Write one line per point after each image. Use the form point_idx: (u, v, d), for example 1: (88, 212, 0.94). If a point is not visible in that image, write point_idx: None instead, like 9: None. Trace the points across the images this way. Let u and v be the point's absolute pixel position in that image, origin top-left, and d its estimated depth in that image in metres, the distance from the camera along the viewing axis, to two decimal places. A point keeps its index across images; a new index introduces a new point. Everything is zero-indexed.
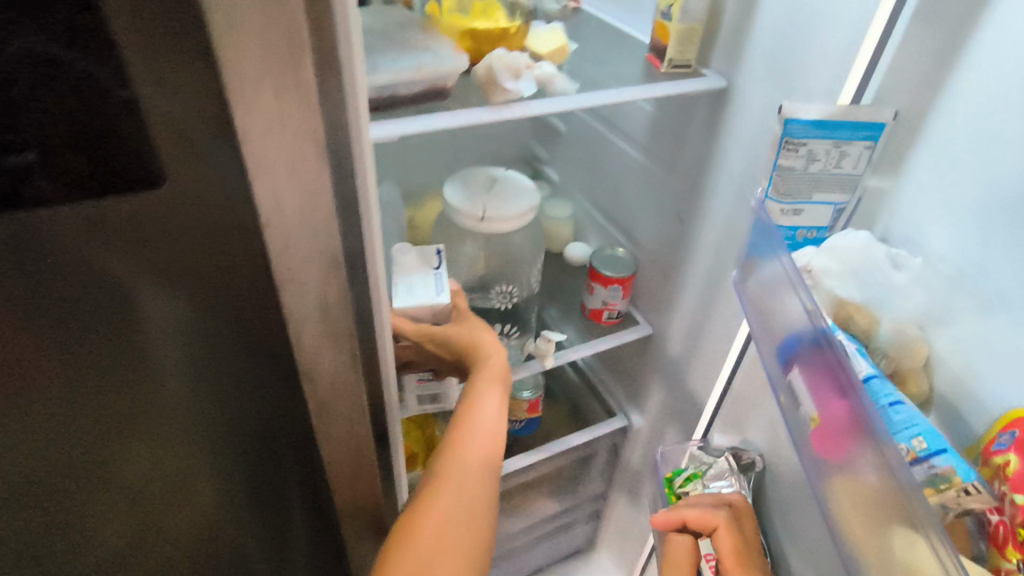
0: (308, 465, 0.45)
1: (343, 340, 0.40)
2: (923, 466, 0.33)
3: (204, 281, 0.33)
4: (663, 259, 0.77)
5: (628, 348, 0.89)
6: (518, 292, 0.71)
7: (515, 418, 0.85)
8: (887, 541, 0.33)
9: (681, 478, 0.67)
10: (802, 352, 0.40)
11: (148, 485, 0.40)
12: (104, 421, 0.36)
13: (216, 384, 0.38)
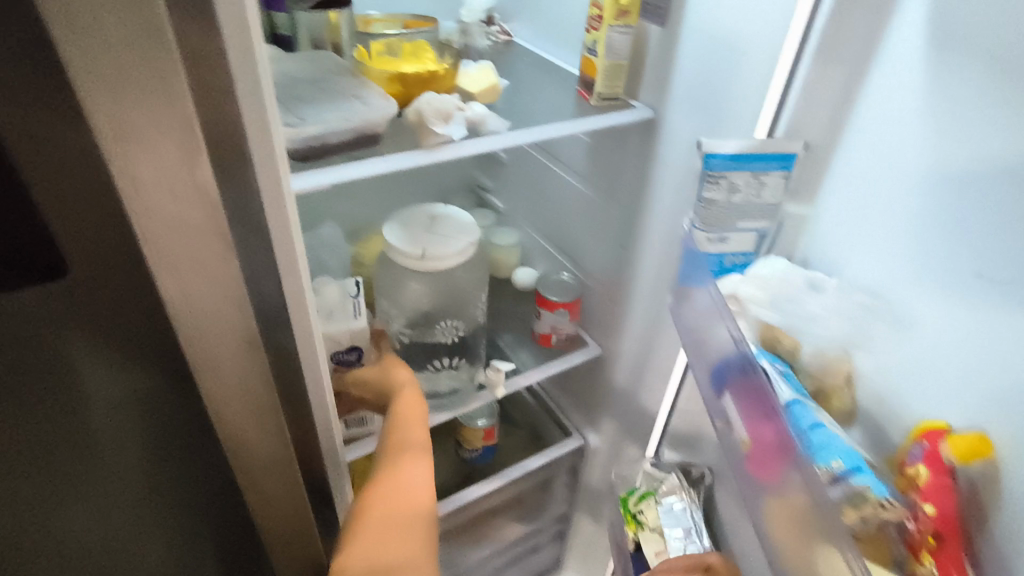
0: (246, 534, 0.43)
1: (268, 402, 0.38)
2: (841, 484, 0.34)
3: (117, 363, 0.32)
4: (608, 283, 0.79)
5: (581, 370, 0.90)
6: (463, 326, 0.71)
7: (471, 448, 0.85)
8: (813, 560, 0.34)
9: (635, 496, 0.68)
10: (733, 378, 0.42)
11: (96, 562, 0.38)
12: (45, 504, 0.33)
13: (141, 466, 0.36)
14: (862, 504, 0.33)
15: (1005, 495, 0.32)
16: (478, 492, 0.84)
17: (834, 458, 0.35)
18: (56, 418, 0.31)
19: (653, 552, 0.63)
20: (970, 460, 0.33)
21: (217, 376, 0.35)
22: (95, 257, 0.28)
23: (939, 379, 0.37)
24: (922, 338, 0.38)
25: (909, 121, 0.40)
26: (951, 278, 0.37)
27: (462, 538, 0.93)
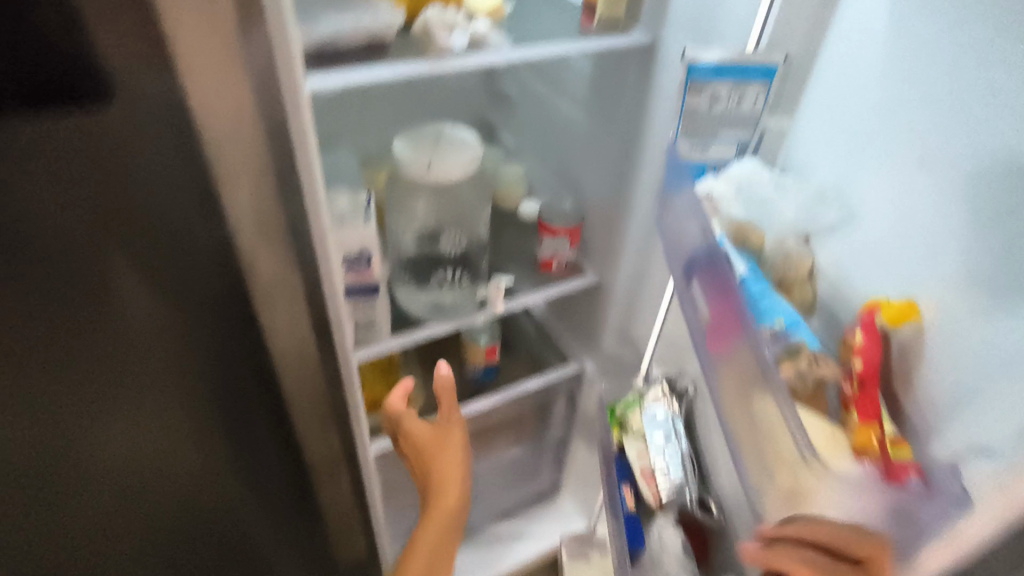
0: (264, 400, 0.56)
1: (271, 278, 0.49)
2: (780, 339, 0.39)
3: (150, 262, 0.43)
4: (607, 211, 0.83)
5: (580, 299, 0.95)
6: (466, 239, 0.77)
7: (474, 365, 0.91)
8: (752, 410, 0.38)
9: (622, 406, 0.74)
10: (698, 263, 0.46)
11: (129, 398, 0.49)
12: (86, 344, 0.44)
13: (169, 347, 0.48)
14: (798, 357, 0.38)
15: (928, 356, 0.36)
16: (478, 407, 0.91)
17: (778, 318, 0.40)
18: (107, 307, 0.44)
19: (634, 453, 0.69)
20: (899, 325, 0.37)
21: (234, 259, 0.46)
22: (134, 177, 0.40)
23: (887, 263, 0.41)
24: (874, 226, 0.42)
25: (876, 25, 0.42)
26: (903, 167, 0.40)
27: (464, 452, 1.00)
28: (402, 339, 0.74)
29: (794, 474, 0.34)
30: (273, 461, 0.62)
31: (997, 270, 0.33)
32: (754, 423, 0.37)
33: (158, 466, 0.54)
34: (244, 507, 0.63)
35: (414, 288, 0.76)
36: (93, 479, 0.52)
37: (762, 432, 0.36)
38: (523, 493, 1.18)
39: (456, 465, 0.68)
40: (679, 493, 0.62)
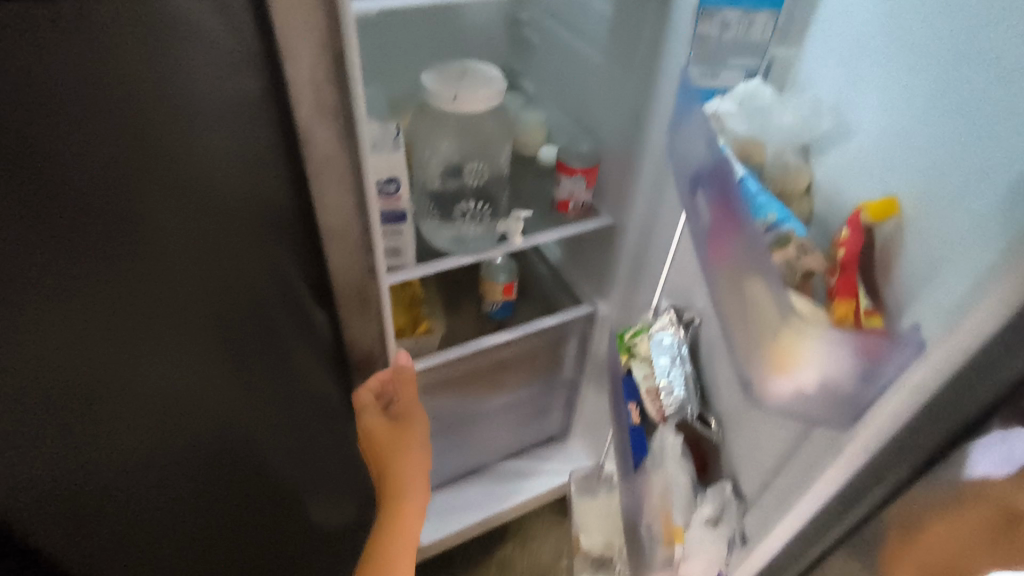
0: (291, 340, 0.56)
1: (283, 201, 0.49)
2: (772, 230, 0.43)
3: (169, 216, 0.42)
4: (622, 154, 0.86)
5: (595, 242, 0.99)
6: (487, 170, 0.81)
7: (492, 302, 0.96)
8: (742, 292, 0.43)
9: (631, 332, 0.78)
10: (702, 173, 0.50)
11: (169, 351, 0.47)
12: (124, 297, 0.42)
13: (205, 284, 0.46)
14: (788, 246, 0.42)
15: (904, 248, 0.40)
16: (494, 341, 0.96)
17: (770, 212, 0.44)
18: (137, 279, 0.42)
19: (641, 376, 0.73)
20: (883, 219, 0.41)
21: (252, 187, 0.46)
22: (150, 129, 0.38)
23: (881, 173, 0.44)
24: (868, 137, 0.45)
25: None
26: (891, 77, 0.43)
27: (481, 388, 1.06)
28: (426, 267, 0.78)
29: (776, 335, 0.39)
30: (308, 401, 0.63)
31: (971, 161, 0.36)
32: (743, 302, 0.43)
33: (202, 424, 0.53)
34: (284, 457, 0.64)
35: (438, 222, 0.81)
36: (138, 448, 0.50)
37: (749, 308, 0.41)
38: (532, 433, 1.25)
39: (416, 459, 0.72)
40: (682, 408, 0.67)
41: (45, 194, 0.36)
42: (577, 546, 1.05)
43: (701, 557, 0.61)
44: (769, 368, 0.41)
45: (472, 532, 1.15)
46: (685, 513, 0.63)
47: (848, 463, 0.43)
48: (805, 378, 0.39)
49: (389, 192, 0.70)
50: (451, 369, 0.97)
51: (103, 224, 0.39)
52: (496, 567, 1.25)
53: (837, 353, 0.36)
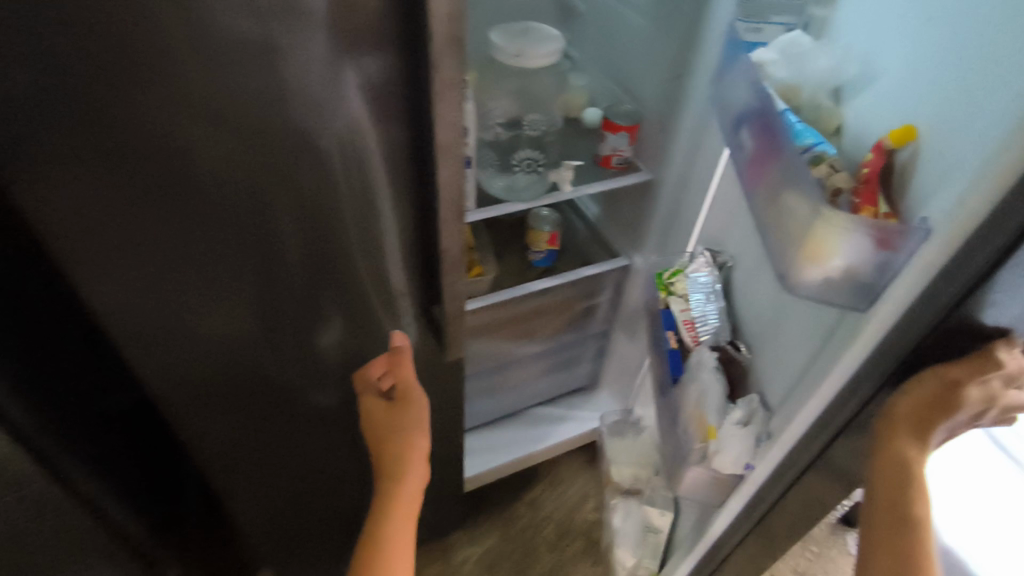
0: (321, 265, 0.64)
1: (311, 157, 0.54)
2: (810, 151, 0.53)
3: (201, 163, 0.51)
4: (663, 113, 0.93)
5: (632, 199, 1.07)
6: (544, 121, 0.89)
7: (537, 250, 1.06)
8: (784, 204, 0.53)
9: (669, 273, 0.86)
10: (746, 110, 0.59)
11: (204, 265, 0.59)
12: (168, 223, 0.54)
13: (233, 219, 0.56)
14: (821, 165, 0.53)
15: (920, 164, 0.47)
16: (539, 285, 1.05)
17: (808, 137, 0.53)
18: (181, 212, 0.54)
19: (678, 310, 0.82)
20: (902, 143, 0.49)
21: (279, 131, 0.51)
22: (182, 93, 0.46)
23: (900, 108, 0.51)
24: (893, 78, 0.52)
25: None
26: (914, 22, 0.50)
27: (522, 334, 1.15)
28: (488, 212, 0.86)
29: (809, 230, 0.50)
30: (338, 318, 0.71)
31: (979, 86, 0.43)
32: (785, 213, 0.53)
33: (229, 326, 0.66)
34: (306, 368, 0.76)
35: (494, 171, 0.90)
36: (176, 334, 0.64)
37: (791, 216, 0.52)
38: (565, 382, 1.35)
39: (405, 444, 0.78)
40: (715, 337, 0.77)
41: (100, 142, 0.47)
42: (607, 480, 1.14)
43: (731, 452, 0.69)
44: (802, 258, 0.52)
45: (509, 469, 1.25)
46: (718, 415, 0.71)
47: (864, 343, 0.52)
48: (831, 265, 0.50)
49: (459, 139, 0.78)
50: (499, 313, 1.07)
51: (152, 167, 0.50)
52: (527, 506, 1.35)
53: (858, 241, 0.47)
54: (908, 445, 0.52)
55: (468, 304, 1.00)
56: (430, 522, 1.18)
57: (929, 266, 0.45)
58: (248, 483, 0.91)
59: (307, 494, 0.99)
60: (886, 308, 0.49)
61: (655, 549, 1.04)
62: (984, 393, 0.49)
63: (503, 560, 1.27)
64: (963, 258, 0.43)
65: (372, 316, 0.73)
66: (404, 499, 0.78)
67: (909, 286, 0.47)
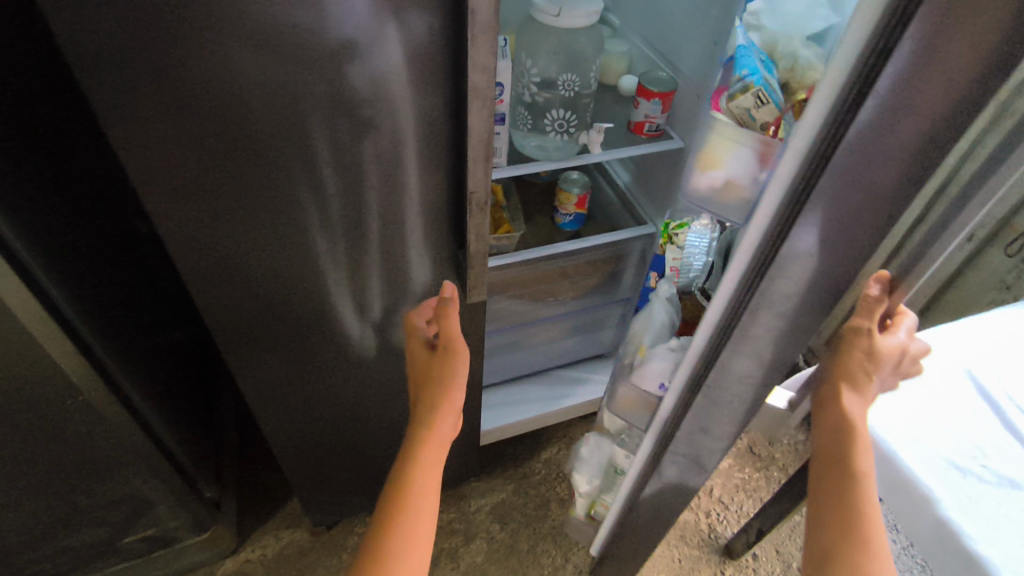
0: (346, 216, 0.70)
1: (336, 91, 0.59)
2: (741, 80, 0.58)
3: (253, 89, 0.56)
4: (699, 81, 0.94)
5: (663, 166, 1.09)
6: (580, 82, 0.90)
7: (565, 211, 1.09)
8: (708, 121, 0.63)
9: (675, 224, 0.85)
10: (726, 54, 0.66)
11: (259, 191, 0.64)
12: (223, 149, 0.60)
13: (282, 144, 0.61)
14: (748, 93, 0.58)
15: None
16: (567, 246, 1.08)
17: (745, 68, 0.58)
18: (233, 137, 0.59)
19: (670, 257, 0.85)
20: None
21: (311, 88, 0.58)
22: (221, 27, 0.52)
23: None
24: None
25: None
26: None
27: (545, 294, 1.19)
28: (517, 170, 0.90)
29: (716, 138, 0.61)
30: (361, 263, 0.78)
31: None
32: (707, 127, 0.63)
33: (276, 254, 0.72)
34: (338, 302, 0.82)
35: (527, 131, 0.94)
36: (228, 261, 0.70)
37: (710, 129, 0.62)
38: (587, 345, 1.39)
39: (443, 390, 0.75)
40: (689, 283, 0.84)
41: (160, 73, 0.53)
42: (599, 426, 1.13)
43: (656, 366, 0.77)
44: (707, 163, 0.63)
45: (525, 426, 1.29)
46: (654, 338, 0.80)
47: (739, 261, 0.54)
48: (714, 175, 0.63)
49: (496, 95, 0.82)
50: (526, 271, 1.10)
51: (202, 122, 0.57)
52: (542, 463, 1.40)
53: (743, 156, 0.60)
54: (852, 395, 0.59)
55: (492, 261, 1.03)
56: (447, 468, 1.24)
57: (785, 176, 0.47)
58: (286, 420, 0.99)
59: (335, 431, 1.05)
60: (755, 222, 0.51)
61: (610, 483, 1.08)
62: (901, 347, 0.59)
63: (514, 511, 1.32)
64: (807, 163, 0.45)
65: (394, 255, 0.78)
66: (433, 443, 0.73)
67: (772, 195, 0.49)
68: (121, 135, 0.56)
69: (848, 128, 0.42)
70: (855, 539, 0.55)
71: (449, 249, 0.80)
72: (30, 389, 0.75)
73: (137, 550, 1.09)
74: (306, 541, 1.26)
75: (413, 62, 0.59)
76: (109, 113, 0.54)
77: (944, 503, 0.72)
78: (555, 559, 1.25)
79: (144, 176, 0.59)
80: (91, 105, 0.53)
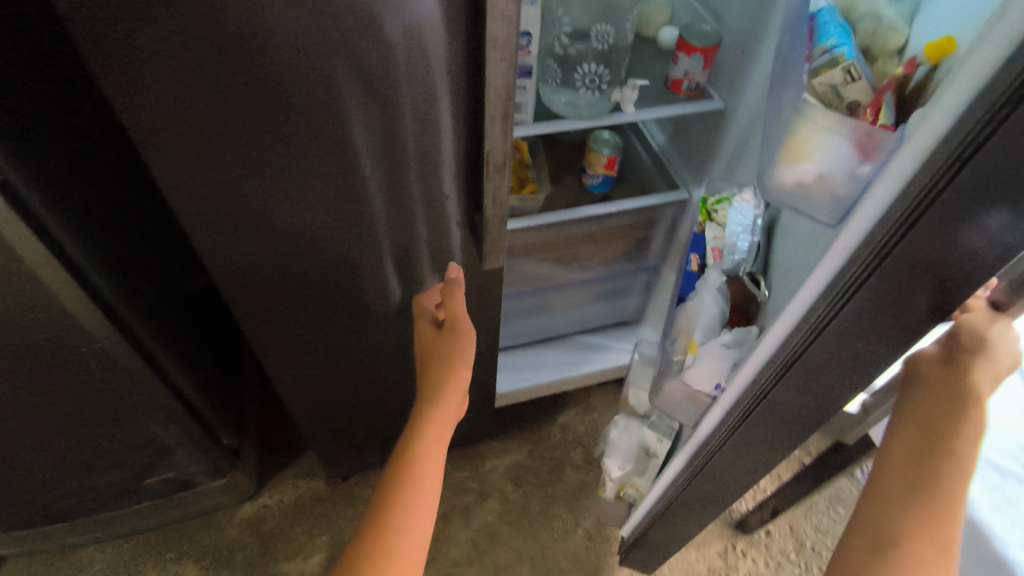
0: (358, 174, 0.67)
1: (351, 40, 0.55)
2: (826, 53, 0.51)
3: (281, 36, 0.53)
4: (746, 36, 0.86)
5: (700, 129, 1.03)
6: (613, 35, 0.85)
7: (593, 173, 1.04)
8: (784, 103, 0.56)
9: (715, 199, 0.84)
10: (799, 21, 0.59)
11: (285, 145, 0.62)
12: (247, 100, 0.56)
13: (309, 96, 0.58)
14: (834, 66, 0.50)
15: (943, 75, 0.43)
16: (592, 211, 1.03)
17: (831, 38, 0.51)
18: (258, 88, 0.56)
19: (711, 236, 0.80)
20: (940, 58, 0.44)
21: (320, 38, 0.54)
22: None
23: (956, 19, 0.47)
24: None
25: None
26: None
27: (571, 258, 1.15)
28: (544, 127, 0.86)
29: (795, 127, 0.52)
30: (375, 224, 0.74)
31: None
32: (783, 110, 0.56)
33: (305, 211, 0.70)
34: (365, 263, 0.80)
35: (557, 86, 0.88)
36: (252, 214, 0.68)
37: (786, 111, 0.54)
38: (611, 313, 1.35)
39: (449, 372, 0.80)
40: (737, 267, 0.75)
41: (176, 13, 0.49)
42: (625, 401, 1.13)
43: (706, 367, 0.69)
44: (784, 157, 0.54)
45: (543, 390, 1.28)
46: (705, 334, 0.71)
47: (827, 268, 0.48)
48: (803, 167, 0.52)
49: (522, 45, 0.76)
50: (548, 237, 1.07)
51: (209, 73, 0.53)
52: (559, 428, 1.39)
53: (839, 147, 0.48)
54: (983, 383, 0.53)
55: (510, 223, 0.98)
56: (462, 428, 1.24)
57: (901, 175, 0.40)
58: (308, 374, 0.99)
59: (357, 387, 1.06)
60: (850, 228, 0.45)
61: (643, 467, 1.04)
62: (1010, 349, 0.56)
63: (527, 474, 1.32)
64: (928, 165, 0.38)
65: (412, 215, 0.75)
66: (438, 418, 0.77)
67: (881, 197, 0.42)
68: (118, 83, 0.52)
69: (990, 136, 0.34)
70: (939, 517, 0.51)
71: (464, 207, 0.77)
72: (45, 334, 0.75)
73: (158, 491, 1.13)
74: (322, 489, 1.29)
75: (428, 7, 0.54)
76: (105, 58, 0.50)
77: (977, 504, 0.68)
78: (566, 523, 1.26)
79: (159, 127, 0.56)
80: (82, 50, 0.50)
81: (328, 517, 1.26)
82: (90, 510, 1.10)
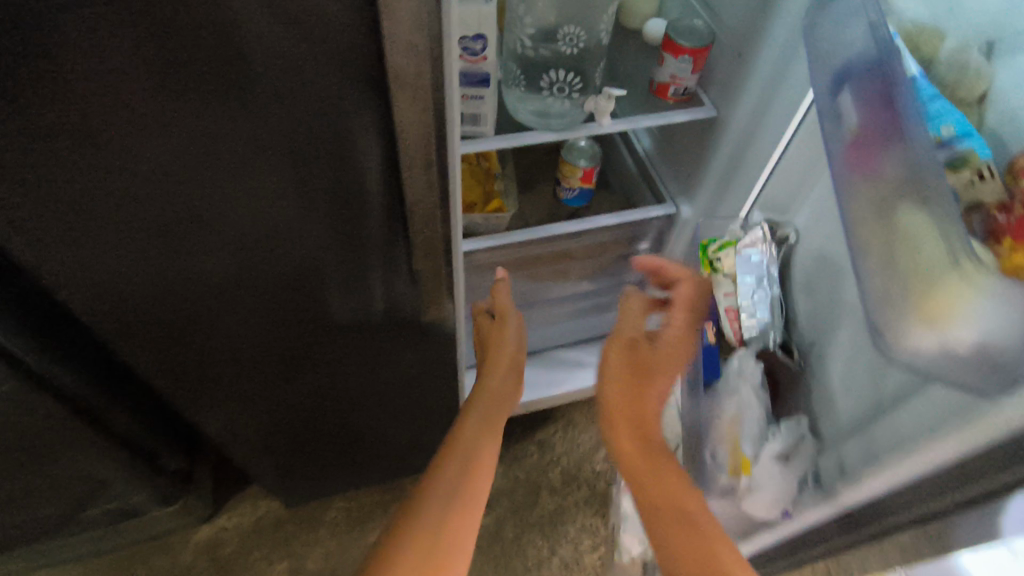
0: (275, 211, 0.56)
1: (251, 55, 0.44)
2: (946, 148, 0.48)
3: (256, 35, 0.44)
4: (741, 34, 0.74)
5: (686, 135, 0.91)
6: (585, 37, 0.72)
7: (568, 186, 0.92)
8: (891, 219, 0.45)
9: (717, 246, 0.79)
10: (866, 81, 0.49)
11: (256, 162, 0.52)
12: (219, 108, 0.47)
13: (292, 104, 0.49)
14: (962, 168, 0.47)
15: None
16: (556, 229, 0.90)
17: (942, 127, 0.48)
18: (228, 93, 0.47)
19: (721, 294, 0.76)
20: None
21: (194, 56, 0.44)
22: None
23: None
24: None
25: None
26: None
27: (547, 274, 1.04)
28: (503, 141, 0.74)
29: (934, 280, 0.42)
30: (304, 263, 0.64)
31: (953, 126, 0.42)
32: (891, 229, 0.45)
33: (264, 243, 0.59)
34: (338, 298, 0.70)
35: (523, 93, 0.75)
36: (204, 246, 0.57)
37: (899, 236, 0.45)
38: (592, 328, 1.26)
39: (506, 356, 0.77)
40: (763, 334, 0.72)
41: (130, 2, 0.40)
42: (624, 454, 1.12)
43: (769, 493, 0.66)
44: (911, 310, 0.43)
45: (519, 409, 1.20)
46: (754, 446, 0.69)
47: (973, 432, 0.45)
48: (945, 333, 0.41)
49: (473, 49, 0.65)
50: (515, 256, 0.96)
51: (172, 75, 0.44)
52: (536, 445, 1.31)
53: (1002, 311, 0.39)
54: None
55: (468, 243, 0.87)
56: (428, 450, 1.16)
57: None
58: (259, 414, 0.87)
59: (329, 418, 0.96)
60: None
61: None
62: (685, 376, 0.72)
63: (501, 497, 1.24)
64: None
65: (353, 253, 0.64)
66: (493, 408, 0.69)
67: None
68: None
69: None
70: None
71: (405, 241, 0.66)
72: None
73: (98, 522, 1.05)
74: (281, 513, 1.22)
75: None
76: None
77: None
78: (541, 551, 1.18)
79: (94, 141, 0.46)
80: None
81: (287, 543, 1.19)
82: (24, 545, 1.02)
